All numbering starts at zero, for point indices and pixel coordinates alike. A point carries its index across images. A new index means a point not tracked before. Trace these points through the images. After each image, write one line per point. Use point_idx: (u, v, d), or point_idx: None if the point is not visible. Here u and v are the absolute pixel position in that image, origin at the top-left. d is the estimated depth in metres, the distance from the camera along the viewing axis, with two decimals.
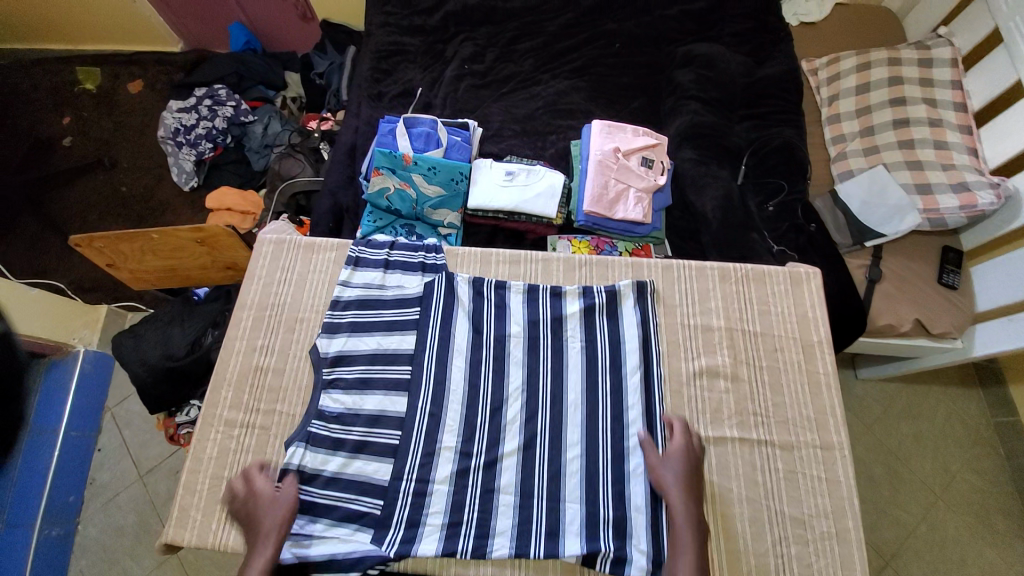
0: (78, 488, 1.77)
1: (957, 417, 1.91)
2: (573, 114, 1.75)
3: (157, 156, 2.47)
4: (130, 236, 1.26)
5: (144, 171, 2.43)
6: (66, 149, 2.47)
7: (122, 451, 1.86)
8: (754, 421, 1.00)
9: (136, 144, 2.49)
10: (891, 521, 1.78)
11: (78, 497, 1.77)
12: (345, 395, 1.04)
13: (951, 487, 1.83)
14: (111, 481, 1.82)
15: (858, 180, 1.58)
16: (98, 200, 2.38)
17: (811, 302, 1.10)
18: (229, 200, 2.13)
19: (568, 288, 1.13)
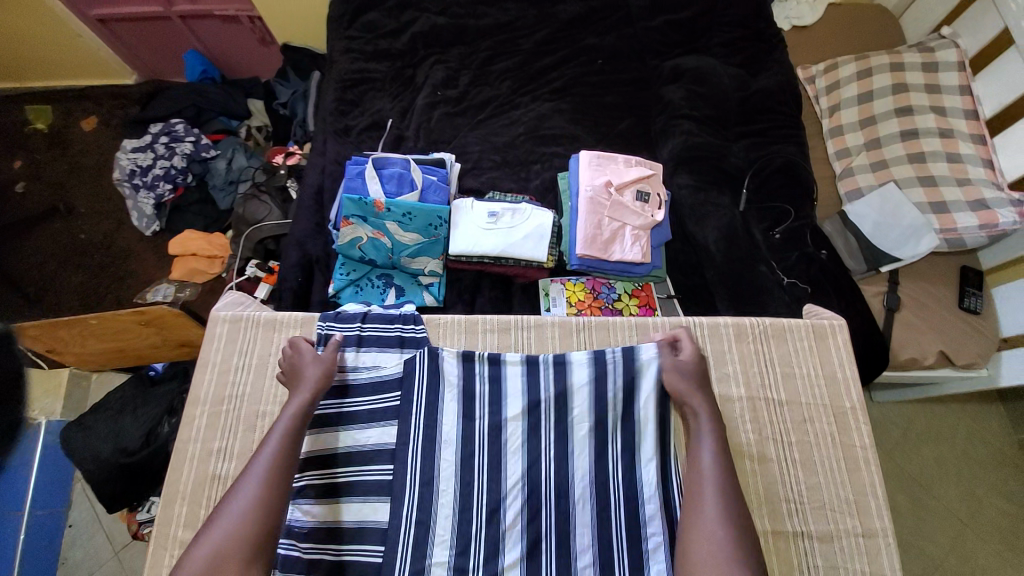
0: (49, 571, 1.53)
1: (978, 436, 1.76)
2: (558, 140, 1.61)
3: (117, 199, 2.28)
4: (65, 322, 1.16)
5: (104, 216, 2.24)
6: (20, 196, 2.25)
7: (96, 524, 1.62)
8: (786, 510, 0.89)
9: (93, 186, 2.30)
10: (918, 555, 1.62)
11: None
12: (318, 506, 0.90)
13: (978, 514, 1.66)
14: (84, 560, 1.59)
15: (869, 200, 1.46)
16: (54, 250, 2.18)
17: (839, 361, 1.00)
18: (193, 245, 1.92)
19: (575, 354, 0.98)
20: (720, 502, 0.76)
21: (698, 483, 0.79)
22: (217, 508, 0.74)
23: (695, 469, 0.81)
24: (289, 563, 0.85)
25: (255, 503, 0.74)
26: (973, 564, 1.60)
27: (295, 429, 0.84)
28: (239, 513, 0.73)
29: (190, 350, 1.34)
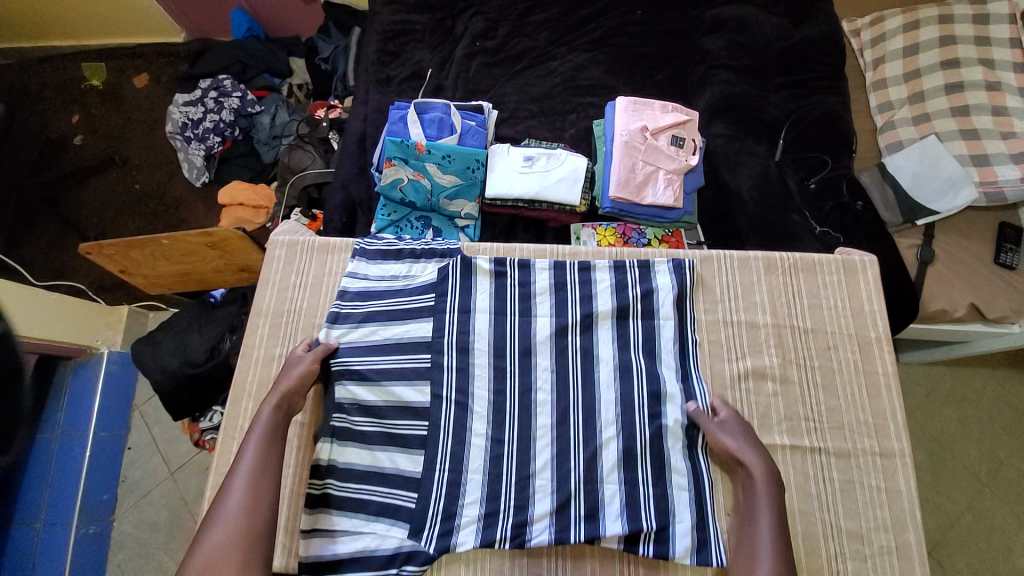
0: (111, 487, 1.63)
1: (1005, 401, 1.72)
2: (594, 90, 1.62)
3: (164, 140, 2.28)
4: (139, 242, 1.27)
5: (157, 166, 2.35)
6: (77, 147, 2.38)
7: (152, 448, 1.71)
8: (805, 427, 0.94)
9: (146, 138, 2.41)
10: (934, 512, 1.62)
11: (112, 496, 1.63)
12: (361, 387, 0.99)
13: (1000, 474, 1.65)
14: (143, 477, 1.68)
15: (910, 152, 1.44)
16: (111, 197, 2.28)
17: (866, 294, 1.02)
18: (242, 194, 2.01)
19: (597, 263, 1.07)
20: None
21: (752, 549, 0.80)
22: (207, 517, 0.78)
23: (748, 537, 0.82)
24: (345, 434, 0.96)
25: (243, 504, 0.79)
26: (991, 524, 1.59)
27: (269, 440, 0.87)
28: (229, 519, 0.77)
29: (248, 276, 1.47)
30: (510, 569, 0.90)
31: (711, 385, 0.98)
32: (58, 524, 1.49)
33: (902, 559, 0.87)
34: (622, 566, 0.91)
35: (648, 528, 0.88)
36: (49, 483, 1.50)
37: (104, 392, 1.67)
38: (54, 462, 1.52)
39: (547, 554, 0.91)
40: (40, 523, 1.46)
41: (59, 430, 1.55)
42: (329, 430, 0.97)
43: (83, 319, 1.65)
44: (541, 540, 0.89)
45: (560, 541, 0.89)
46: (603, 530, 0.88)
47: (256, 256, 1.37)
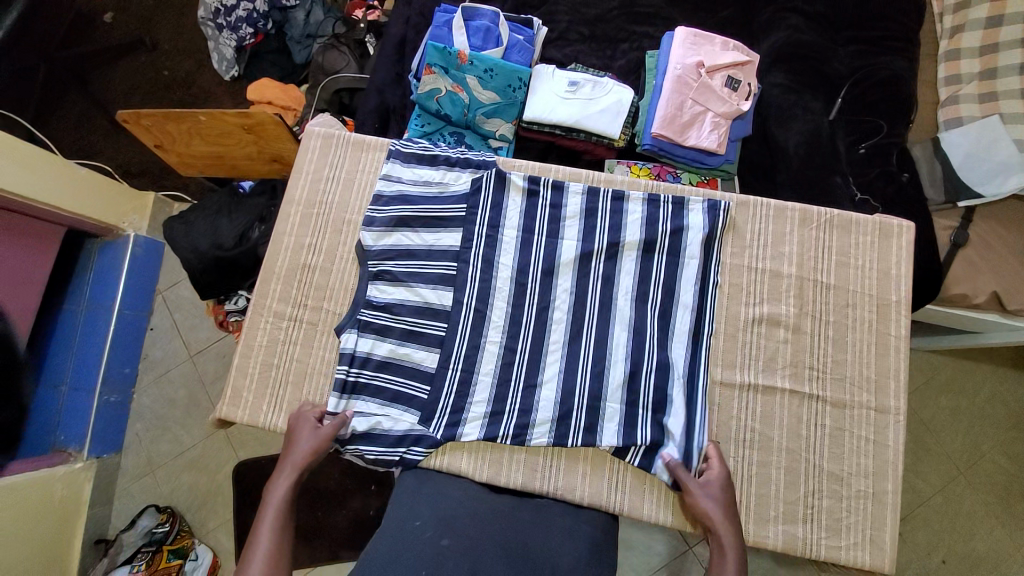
0: (133, 361, 1.66)
1: (1000, 400, 1.65)
2: (651, 19, 1.52)
3: (190, 15, 2.03)
4: (177, 116, 1.29)
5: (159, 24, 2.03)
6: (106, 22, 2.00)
7: (173, 332, 1.71)
8: (807, 374, 0.97)
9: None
10: (908, 490, 1.61)
11: (134, 370, 1.66)
12: (392, 288, 1.02)
13: (979, 466, 1.60)
14: (163, 358, 1.69)
15: (968, 130, 1.36)
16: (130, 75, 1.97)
17: (896, 258, 1.01)
18: (270, 94, 1.69)
19: (632, 194, 1.06)
20: None
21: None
22: None
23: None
24: (367, 327, 1.00)
25: None
26: (958, 510, 1.57)
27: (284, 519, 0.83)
28: None
29: (278, 168, 1.47)
30: (508, 462, 0.97)
31: (724, 325, 1.00)
32: (82, 388, 1.51)
33: (875, 504, 0.93)
34: (612, 475, 0.96)
35: (639, 442, 0.93)
36: (76, 348, 1.52)
37: (130, 274, 1.64)
38: (80, 332, 1.53)
39: (545, 456, 0.97)
40: (65, 385, 1.49)
41: (85, 302, 1.55)
42: (353, 321, 1.01)
43: (113, 199, 1.58)
44: (540, 442, 0.95)
45: (558, 444, 0.95)
46: (599, 440, 0.94)
47: (288, 146, 1.37)
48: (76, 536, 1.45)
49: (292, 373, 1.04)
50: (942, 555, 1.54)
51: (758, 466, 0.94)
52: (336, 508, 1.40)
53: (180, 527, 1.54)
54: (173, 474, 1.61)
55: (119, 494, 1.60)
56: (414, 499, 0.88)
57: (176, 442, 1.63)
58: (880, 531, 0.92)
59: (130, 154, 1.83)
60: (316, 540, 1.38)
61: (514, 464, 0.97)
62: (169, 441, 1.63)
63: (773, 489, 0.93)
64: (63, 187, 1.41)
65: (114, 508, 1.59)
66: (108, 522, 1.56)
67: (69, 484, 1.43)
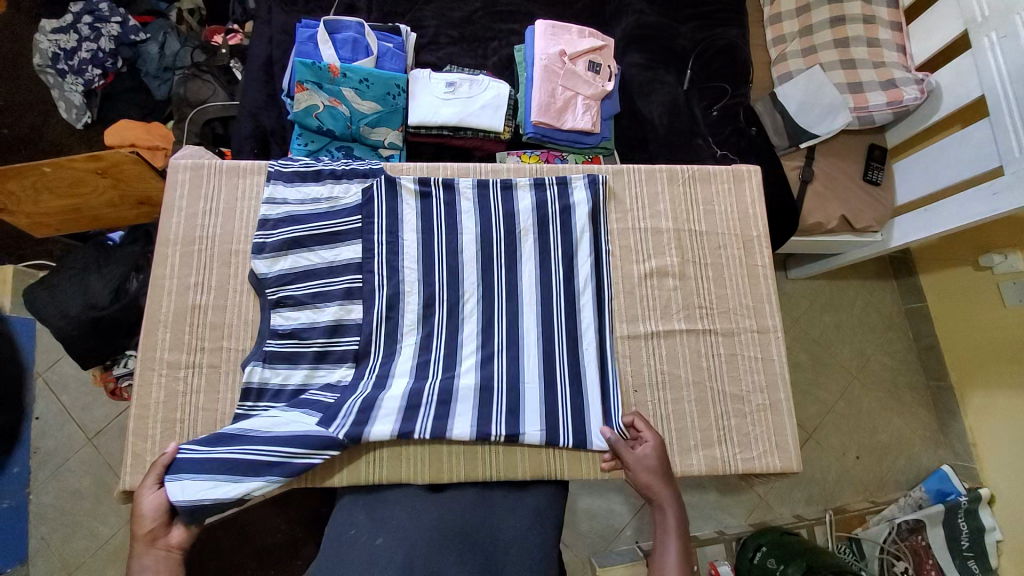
0: (20, 459, 1.47)
1: (874, 306, 1.91)
2: (514, 16, 1.60)
3: (20, 65, 1.79)
4: (15, 171, 1.17)
5: None
6: None
7: (64, 416, 1.54)
8: (699, 313, 1.09)
9: None
10: (814, 403, 1.81)
11: (23, 468, 1.47)
12: (297, 312, 1.00)
13: (867, 368, 1.86)
14: (58, 448, 1.51)
15: (796, 82, 1.55)
16: None
17: (751, 199, 1.16)
18: (131, 135, 1.56)
19: (519, 181, 1.11)
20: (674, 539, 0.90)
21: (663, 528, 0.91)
22: None
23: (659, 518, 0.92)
24: (275, 356, 0.98)
25: None
26: (858, 410, 1.82)
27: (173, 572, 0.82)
28: None
29: (149, 210, 1.38)
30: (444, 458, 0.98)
31: (622, 284, 1.09)
32: None
33: (773, 413, 1.07)
34: (548, 451, 1.01)
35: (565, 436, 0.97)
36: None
37: None
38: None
39: (483, 449, 0.99)
40: None
41: None
42: (259, 354, 0.97)
43: None
44: (462, 434, 0.95)
45: (481, 436, 0.96)
46: (523, 426, 0.97)
47: (155, 184, 1.29)
48: None
49: (200, 422, 0.98)
50: (854, 452, 1.78)
51: (673, 404, 1.04)
52: None
53: None
54: (95, 572, 1.45)
55: None
56: (349, 513, 0.92)
57: (93, 534, 1.47)
58: (782, 435, 1.06)
59: None
60: None
61: (454, 461, 0.98)
62: (83, 536, 1.47)
63: (689, 421, 1.03)
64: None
65: None
66: None
67: None
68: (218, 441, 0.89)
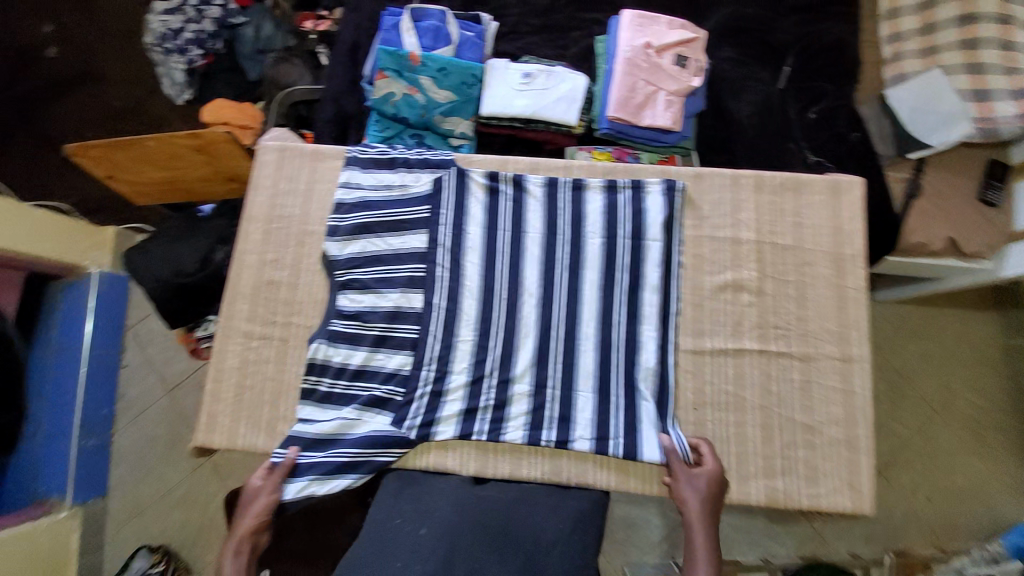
0: (110, 401, 1.64)
1: (967, 339, 1.69)
2: (599, 5, 1.54)
3: (136, 42, 1.94)
4: (124, 143, 1.27)
5: (85, 52, 1.91)
6: (48, 57, 1.89)
7: (148, 368, 1.68)
8: (775, 334, 1.01)
9: (85, 18, 1.94)
10: (886, 436, 1.64)
11: (111, 411, 1.64)
12: (362, 295, 1.03)
13: (954, 405, 1.65)
14: (136, 400, 1.66)
15: (911, 85, 1.39)
16: (65, 102, 1.86)
17: (848, 214, 1.05)
18: (226, 114, 1.65)
19: (590, 182, 1.07)
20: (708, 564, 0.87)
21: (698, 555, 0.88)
22: None
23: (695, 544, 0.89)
24: (340, 336, 1.01)
25: None
26: (936, 449, 1.62)
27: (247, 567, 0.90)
28: None
29: (236, 187, 1.48)
30: (493, 456, 0.99)
31: (692, 296, 1.03)
32: (59, 434, 1.49)
33: (849, 450, 0.97)
34: (595, 463, 0.98)
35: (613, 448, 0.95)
36: (48, 393, 1.48)
37: (96, 313, 1.59)
38: (49, 379, 1.50)
39: (529, 450, 0.98)
40: (41, 432, 1.46)
41: (55, 344, 1.52)
42: (325, 332, 1.01)
43: (71, 237, 1.56)
44: (515, 439, 0.97)
45: (533, 443, 0.97)
46: (572, 438, 0.97)
47: (242, 163, 1.38)
48: None
49: (268, 390, 1.03)
50: (926, 494, 1.59)
51: (735, 428, 0.98)
52: None
53: (175, 565, 1.52)
54: (161, 513, 1.59)
55: (111, 537, 1.57)
56: (396, 501, 0.93)
57: (162, 482, 1.61)
58: (856, 475, 0.96)
59: (87, 192, 1.77)
60: None
61: (500, 457, 0.98)
62: (155, 482, 1.61)
63: (752, 448, 0.97)
64: (19, 229, 1.39)
65: (106, 553, 1.57)
66: (99, 566, 1.54)
67: (56, 534, 1.41)
68: (314, 447, 0.96)
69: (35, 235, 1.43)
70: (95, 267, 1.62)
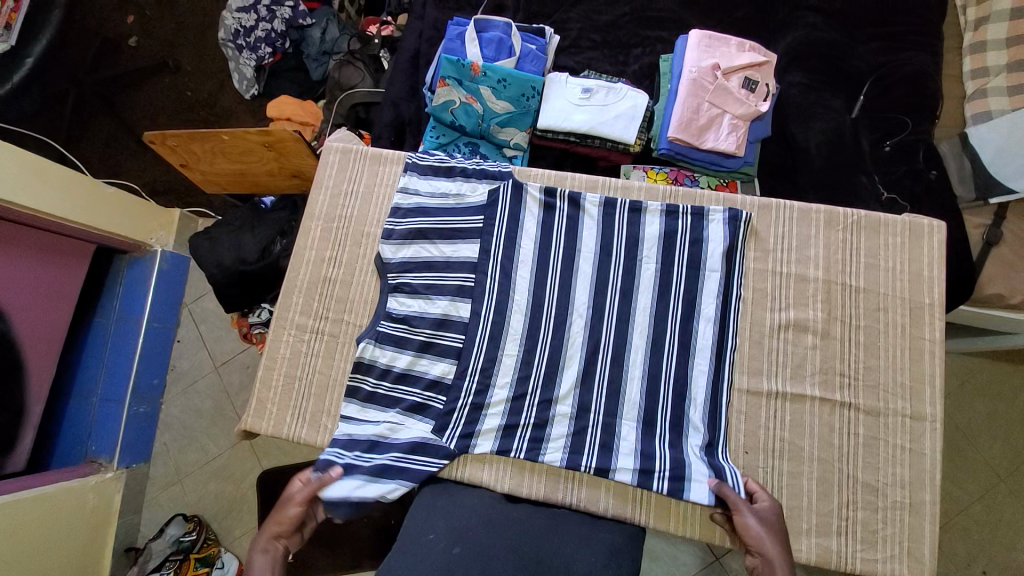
0: (161, 372, 1.70)
1: None
2: (664, 24, 1.51)
3: (211, 37, 2.04)
4: (201, 136, 1.33)
5: (167, 43, 2.02)
6: (133, 46, 2.00)
7: (200, 344, 1.75)
8: (839, 382, 0.95)
9: (170, 12, 2.06)
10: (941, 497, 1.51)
11: (162, 380, 1.70)
12: (412, 300, 1.03)
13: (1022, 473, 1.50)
14: (189, 369, 1.73)
15: (996, 125, 1.29)
16: (145, 89, 1.97)
17: (928, 259, 0.99)
18: (288, 110, 1.70)
19: (649, 205, 1.04)
20: None
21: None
22: None
23: None
24: (386, 338, 1.01)
25: None
26: (998, 518, 1.47)
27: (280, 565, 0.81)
28: None
29: (299, 183, 1.53)
30: (529, 477, 0.96)
31: (750, 332, 0.98)
32: (113, 400, 1.56)
33: (913, 515, 0.89)
34: (635, 496, 0.94)
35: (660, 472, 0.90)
36: (110, 360, 1.57)
37: (158, 290, 1.67)
38: (110, 347, 1.58)
39: (567, 474, 0.96)
40: (97, 396, 1.54)
41: (116, 316, 1.60)
42: (372, 332, 1.01)
43: (142, 216, 1.63)
44: (552, 461, 0.94)
45: (572, 467, 0.93)
46: (614, 464, 0.93)
47: (308, 161, 1.41)
48: (105, 547, 1.49)
49: (314, 383, 1.05)
50: (983, 566, 1.45)
51: (788, 477, 0.92)
52: (357, 517, 1.38)
53: (207, 536, 1.56)
54: (199, 483, 1.64)
55: (151, 500, 1.63)
56: (428, 514, 0.88)
57: (204, 451, 1.66)
58: (919, 545, 0.88)
59: (158, 174, 1.87)
60: (339, 549, 1.37)
61: (537, 475, 0.96)
62: (196, 450, 1.66)
63: (805, 501, 0.90)
64: (98, 206, 1.45)
65: (143, 516, 1.63)
66: (138, 527, 1.60)
67: (100, 493, 1.47)
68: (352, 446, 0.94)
69: (111, 213, 1.50)
70: (160, 246, 1.69)
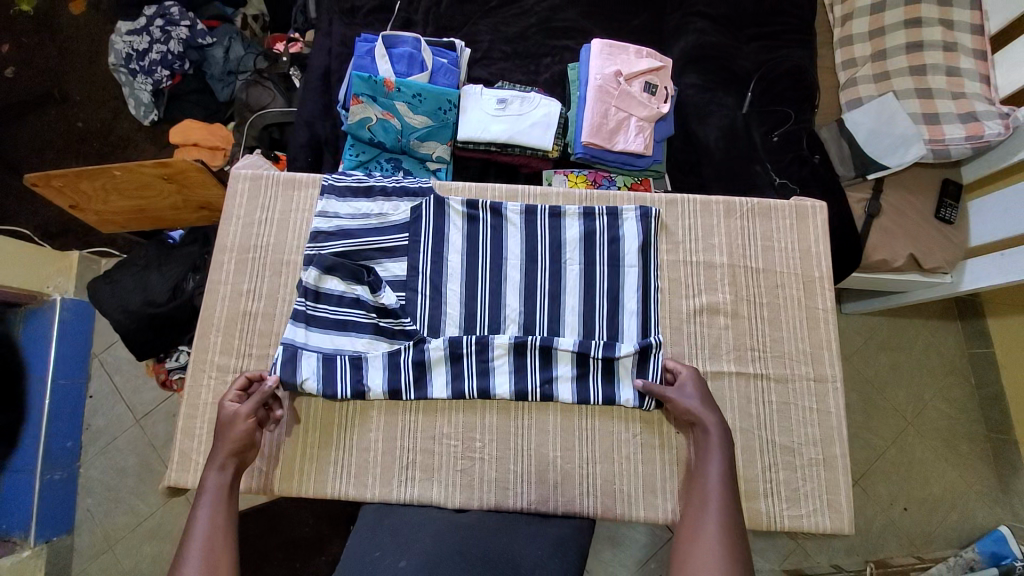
0: (76, 433, 1.55)
1: (934, 350, 1.74)
2: (569, 33, 1.58)
3: (96, 63, 1.87)
4: (90, 173, 1.24)
5: (45, 72, 1.84)
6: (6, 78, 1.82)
7: (115, 397, 1.60)
8: (750, 356, 1.03)
9: (44, 38, 1.87)
10: (861, 446, 1.67)
11: (77, 442, 1.55)
12: (337, 323, 1.01)
13: (924, 415, 1.69)
14: (107, 426, 1.58)
15: (867, 109, 1.44)
16: (22, 124, 1.78)
17: (814, 237, 1.10)
18: (195, 135, 1.62)
19: (567, 209, 1.08)
20: (721, 512, 0.81)
21: (703, 496, 0.83)
22: None
23: (702, 484, 0.85)
24: (313, 364, 0.98)
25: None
26: (909, 458, 1.65)
27: (224, 498, 0.85)
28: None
29: (208, 214, 1.45)
30: (479, 486, 0.98)
31: (669, 320, 1.05)
32: (22, 470, 1.42)
33: (827, 468, 0.99)
34: (581, 484, 0.98)
35: None
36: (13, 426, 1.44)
37: (61, 342, 1.52)
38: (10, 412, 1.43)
39: (515, 407, 1.01)
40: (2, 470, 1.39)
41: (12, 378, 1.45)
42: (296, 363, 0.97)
43: (34, 263, 1.49)
44: None
45: None
46: None
47: (216, 191, 1.35)
48: None
49: None
50: (903, 503, 1.62)
51: None
52: (314, 554, 1.30)
53: None
54: (132, 548, 1.50)
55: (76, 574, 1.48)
56: (373, 533, 0.90)
57: (133, 513, 1.52)
58: (835, 494, 0.98)
59: (47, 215, 1.69)
60: None
61: (487, 413, 1.01)
62: (125, 512, 1.52)
63: (734, 470, 0.98)
64: None
65: None
66: None
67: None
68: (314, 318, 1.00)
69: None
70: (58, 293, 1.55)
